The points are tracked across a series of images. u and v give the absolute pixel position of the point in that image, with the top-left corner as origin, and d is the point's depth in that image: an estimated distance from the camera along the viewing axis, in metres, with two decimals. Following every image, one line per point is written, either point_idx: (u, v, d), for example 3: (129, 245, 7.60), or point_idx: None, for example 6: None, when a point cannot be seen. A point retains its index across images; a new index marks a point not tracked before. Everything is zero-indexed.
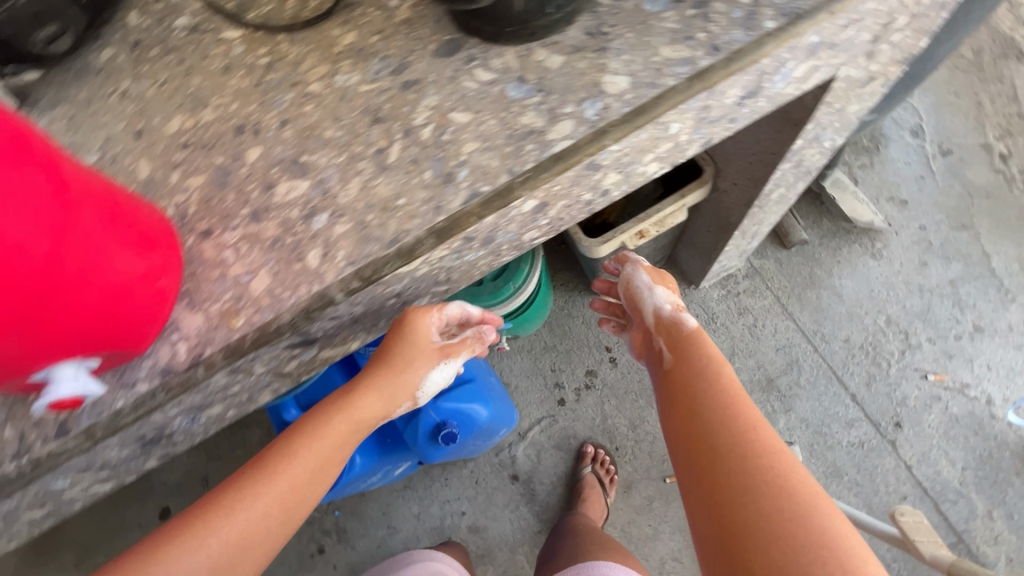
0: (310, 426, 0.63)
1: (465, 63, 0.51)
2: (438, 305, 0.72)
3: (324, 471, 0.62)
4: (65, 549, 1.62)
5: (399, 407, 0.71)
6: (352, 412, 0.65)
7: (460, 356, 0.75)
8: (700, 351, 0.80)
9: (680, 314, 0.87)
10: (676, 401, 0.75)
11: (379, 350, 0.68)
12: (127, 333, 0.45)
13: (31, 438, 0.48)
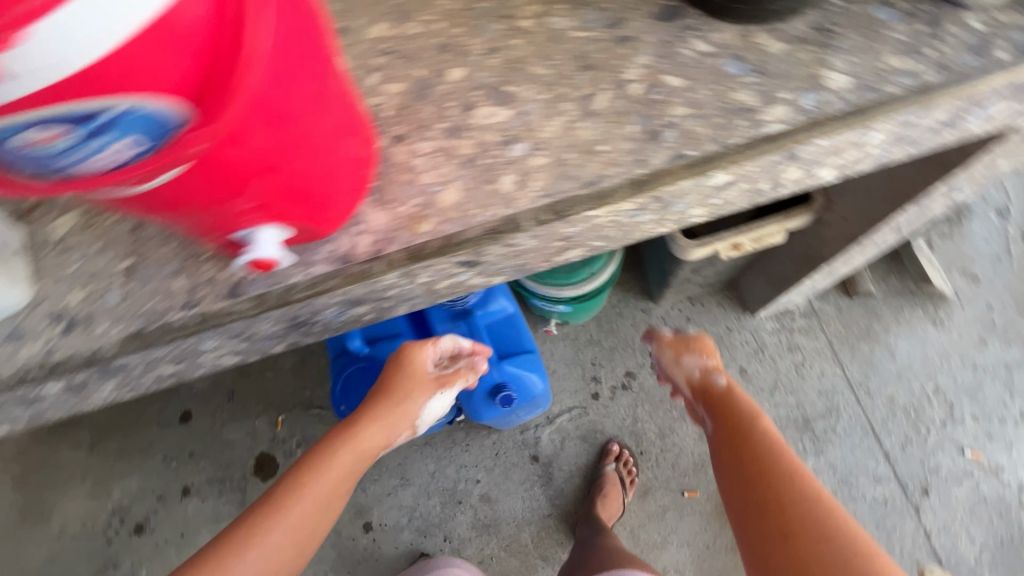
0: (319, 460, 0.75)
1: (683, 31, 0.52)
2: (433, 341, 0.92)
3: (338, 493, 0.75)
4: (82, 429, 1.64)
5: (399, 433, 0.88)
6: (360, 443, 0.79)
7: (453, 385, 0.95)
8: (741, 406, 0.91)
9: (717, 374, 1.00)
10: (725, 450, 0.86)
11: (382, 386, 0.87)
12: (323, 213, 0.46)
13: (202, 293, 0.49)
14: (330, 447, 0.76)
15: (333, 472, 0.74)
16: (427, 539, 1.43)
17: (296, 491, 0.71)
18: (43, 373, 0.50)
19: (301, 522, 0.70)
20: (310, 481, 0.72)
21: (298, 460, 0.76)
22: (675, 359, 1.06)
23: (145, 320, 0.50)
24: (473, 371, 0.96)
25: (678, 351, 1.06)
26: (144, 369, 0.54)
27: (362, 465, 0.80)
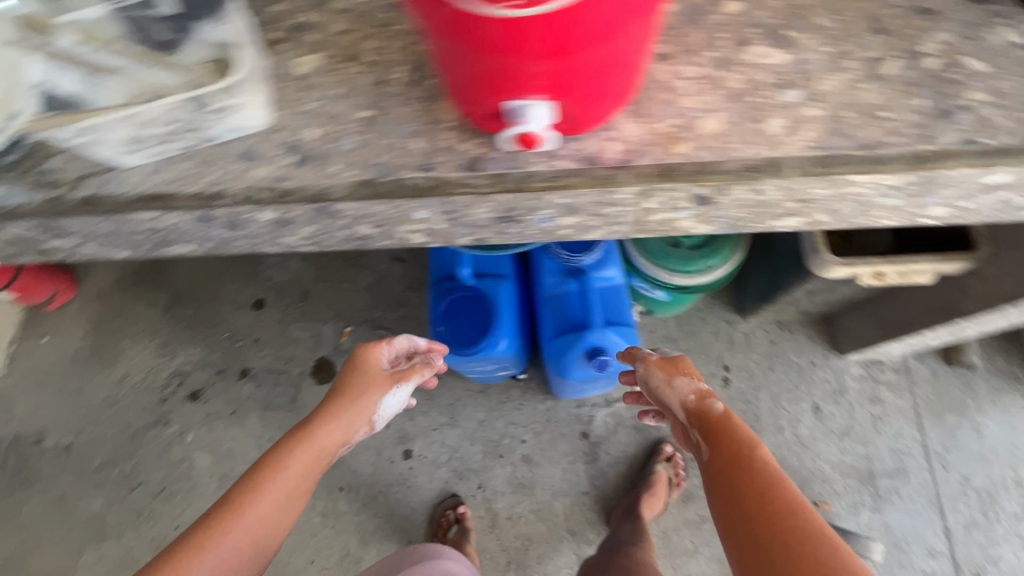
0: (271, 463, 0.79)
1: (991, 17, 0.50)
2: (386, 340, 0.97)
3: (296, 492, 0.79)
4: (164, 289, 1.72)
5: (359, 427, 0.91)
6: (315, 444, 0.83)
7: (414, 379, 0.98)
8: (740, 440, 0.76)
9: (712, 399, 0.84)
10: (727, 498, 0.71)
11: (337, 390, 0.92)
12: (585, 110, 0.46)
13: (440, 159, 0.50)
14: (282, 451, 0.80)
15: (286, 476, 0.78)
16: (461, 482, 1.44)
17: (250, 493, 0.75)
18: (268, 199, 0.51)
19: (258, 523, 0.74)
20: (265, 485, 0.76)
21: (251, 466, 0.79)
22: (667, 382, 0.90)
23: (377, 171, 0.50)
24: (431, 368, 0.99)
25: (668, 375, 0.90)
26: (349, 224, 0.54)
27: (320, 464, 0.84)
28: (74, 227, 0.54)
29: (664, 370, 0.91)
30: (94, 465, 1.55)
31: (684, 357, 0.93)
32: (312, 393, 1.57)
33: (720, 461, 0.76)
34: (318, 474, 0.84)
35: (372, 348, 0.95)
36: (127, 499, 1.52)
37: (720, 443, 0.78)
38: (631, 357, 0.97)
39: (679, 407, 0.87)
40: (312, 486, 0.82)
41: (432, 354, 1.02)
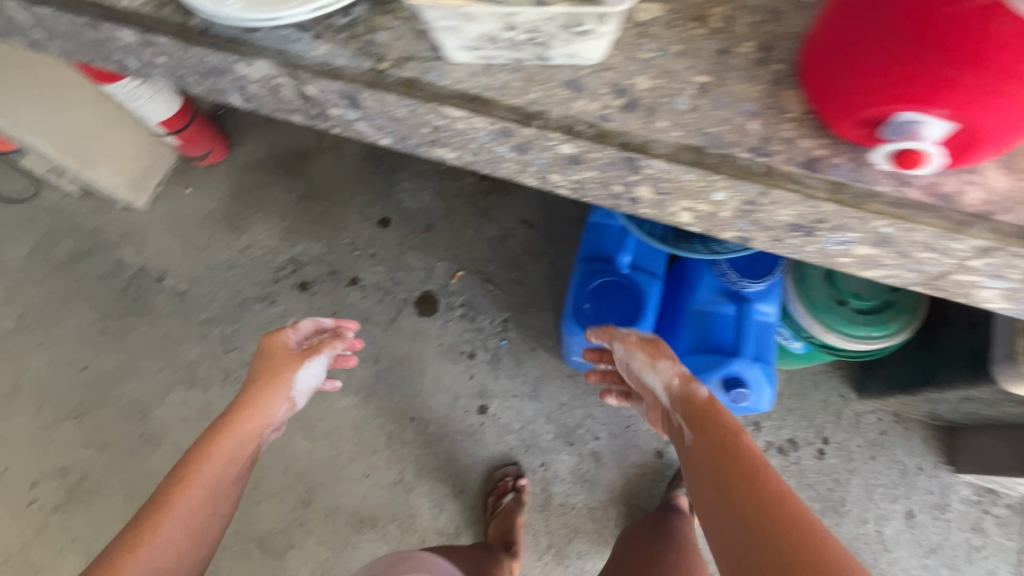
0: (194, 458, 0.85)
1: None
2: (291, 326, 1.05)
3: (225, 479, 0.85)
4: (302, 180, 1.79)
5: (278, 410, 0.99)
6: (236, 431, 0.91)
7: (327, 353, 1.05)
8: (720, 428, 0.79)
9: (690, 385, 0.87)
10: (711, 483, 0.74)
11: (255, 377, 0.99)
12: (966, 143, 0.45)
13: (775, 148, 0.49)
14: (199, 447, 0.86)
15: (212, 467, 0.85)
16: (524, 454, 1.45)
17: (174, 489, 0.81)
18: (582, 133, 0.51)
19: (195, 518, 0.80)
20: (196, 480, 0.82)
21: (173, 466, 0.84)
22: (649, 367, 0.92)
23: (702, 142, 0.49)
24: (339, 342, 1.07)
25: (652, 359, 0.91)
26: (637, 183, 0.54)
27: (246, 449, 0.91)
28: (380, 105, 0.56)
29: (649, 353, 0.92)
30: (200, 317, 1.65)
31: (652, 336, 0.95)
32: (410, 321, 1.59)
33: (703, 449, 0.79)
34: (244, 458, 0.91)
35: (278, 337, 1.04)
36: (221, 358, 1.61)
37: (704, 430, 0.80)
38: (610, 338, 0.99)
39: (662, 391, 0.89)
40: (239, 469, 0.89)
41: (338, 333, 1.08)
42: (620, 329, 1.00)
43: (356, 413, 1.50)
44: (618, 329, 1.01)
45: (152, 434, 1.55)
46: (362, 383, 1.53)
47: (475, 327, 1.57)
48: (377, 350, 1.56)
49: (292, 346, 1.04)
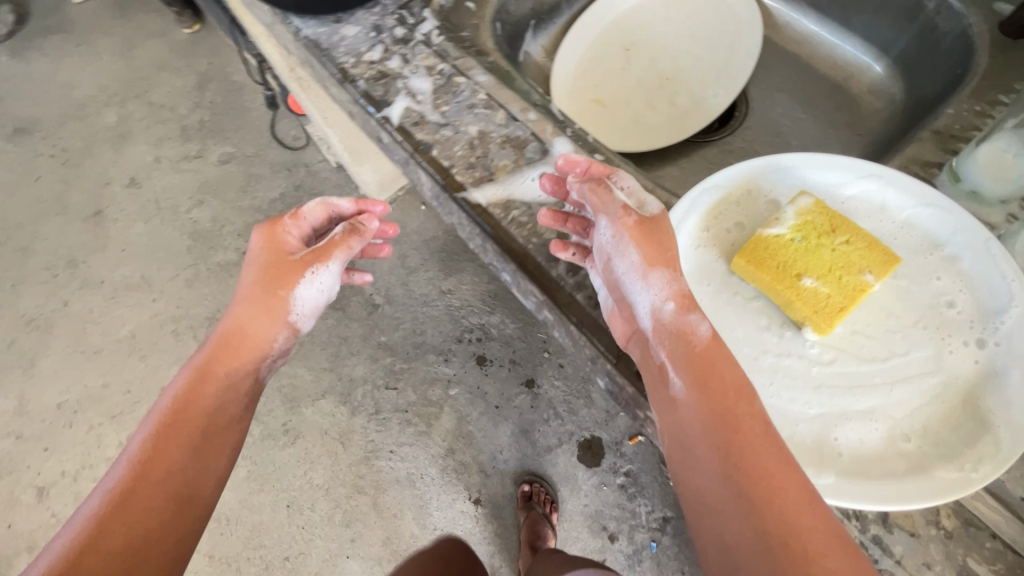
0: (162, 432, 0.48)
1: None
2: (294, 216, 0.60)
3: (195, 465, 0.48)
4: None
5: (270, 338, 0.57)
6: (211, 378, 0.53)
7: (338, 261, 0.58)
8: (723, 369, 0.39)
9: (678, 274, 0.42)
10: (718, 478, 0.36)
11: (250, 291, 0.58)
12: None
13: None
14: (164, 417, 0.49)
15: (190, 447, 0.48)
16: None
17: (128, 488, 0.44)
18: None
19: (157, 549, 0.43)
20: (167, 471, 0.46)
21: (129, 452, 0.47)
22: (635, 277, 0.42)
23: None
24: (354, 242, 0.59)
25: (645, 256, 0.42)
26: None
27: (219, 412, 0.52)
28: None
29: (650, 249, 0.42)
30: (377, 340, 1.60)
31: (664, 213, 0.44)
32: (567, 461, 1.43)
33: (700, 407, 0.38)
34: (229, 426, 0.52)
35: (280, 241, 0.59)
36: (376, 390, 1.55)
37: (694, 368, 0.39)
38: (607, 206, 0.45)
39: (646, 315, 0.42)
40: (219, 444, 0.50)
41: (352, 228, 0.59)
42: (624, 184, 0.47)
43: (474, 527, 1.42)
44: (629, 190, 0.46)
45: (292, 429, 1.53)
46: (493, 499, 1.43)
47: (630, 508, 1.37)
48: (520, 473, 1.44)
49: (295, 250, 0.59)
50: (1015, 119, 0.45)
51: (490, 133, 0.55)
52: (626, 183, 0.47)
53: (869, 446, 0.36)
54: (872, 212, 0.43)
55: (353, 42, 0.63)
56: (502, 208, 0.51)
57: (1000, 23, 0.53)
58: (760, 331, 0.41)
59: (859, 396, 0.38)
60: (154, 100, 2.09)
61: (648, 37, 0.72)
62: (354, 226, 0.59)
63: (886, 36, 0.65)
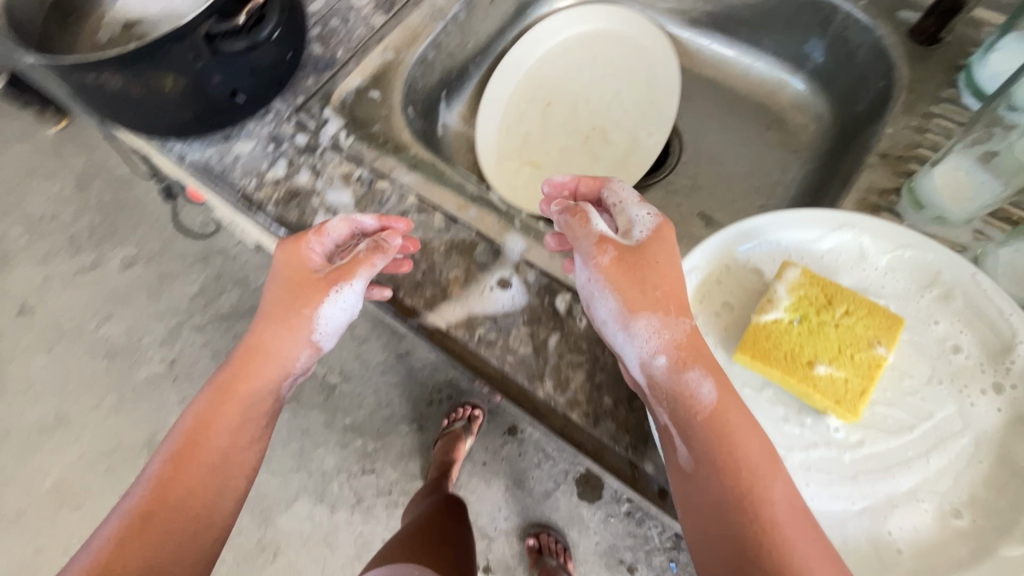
0: (175, 460, 0.42)
1: None
2: (314, 229, 0.46)
3: (204, 503, 0.42)
4: None
5: (288, 366, 0.46)
6: (232, 397, 0.45)
7: (363, 280, 0.45)
8: (736, 435, 0.35)
9: (676, 320, 0.38)
10: (731, 550, 0.34)
11: (271, 305, 0.46)
12: None
13: None
14: (176, 443, 0.43)
15: (198, 482, 0.42)
16: None
17: (137, 521, 0.39)
18: None
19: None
20: (174, 509, 0.41)
21: (151, 470, 0.42)
22: (619, 327, 0.39)
23: None
24: (381, 259, 0.44)
25: (626, 303, 0.39)
26: None
27: (236, 438, 0.44)
28: None
29: (633, 293, 0.39)
30: (343, 424, 1.45)
31: (653, 234, 0.41)
32: (569, 501, 1.36)
33: (712, 479, 0.35)
34: (243, 460, 0.44)
35: (295, 253, 0.46)
36: (354, 478, 1.43)
37: (702, 433, 0.36)
38: (578, 240, 0.41)
39: (635, 369, 0.39)
40: (229, 482, 0.43)
41: (376, 243, 0.44)
42: (617, 197, 0.44)
43: None
44: (620, 204, 0.43)
45: (271, 544, 1.39)
46: (502, 561, 1.37)
47: (641, 534, 1.32)
48: (524, 527, 1.36)
49: (314, 266, 0.46)
50: (964, 139, 0.43)
51: (431, 241, 0.49)
52: (619, 194, 0.44)
53: (926, 534, 0.34)
54: (852, 262, 0.41)
55: (250, 161, 0.55)
56: (464, 327, 0.45)
57: (911, 30, 0.53)
58: (779, 423, 0.37)
59: (896, 475, 0.35)
60: (29, 213, 1.70)
61: (564, 88, 0.71)
62: (376, 243, 0.44)
63: (800, 51, 0.64)
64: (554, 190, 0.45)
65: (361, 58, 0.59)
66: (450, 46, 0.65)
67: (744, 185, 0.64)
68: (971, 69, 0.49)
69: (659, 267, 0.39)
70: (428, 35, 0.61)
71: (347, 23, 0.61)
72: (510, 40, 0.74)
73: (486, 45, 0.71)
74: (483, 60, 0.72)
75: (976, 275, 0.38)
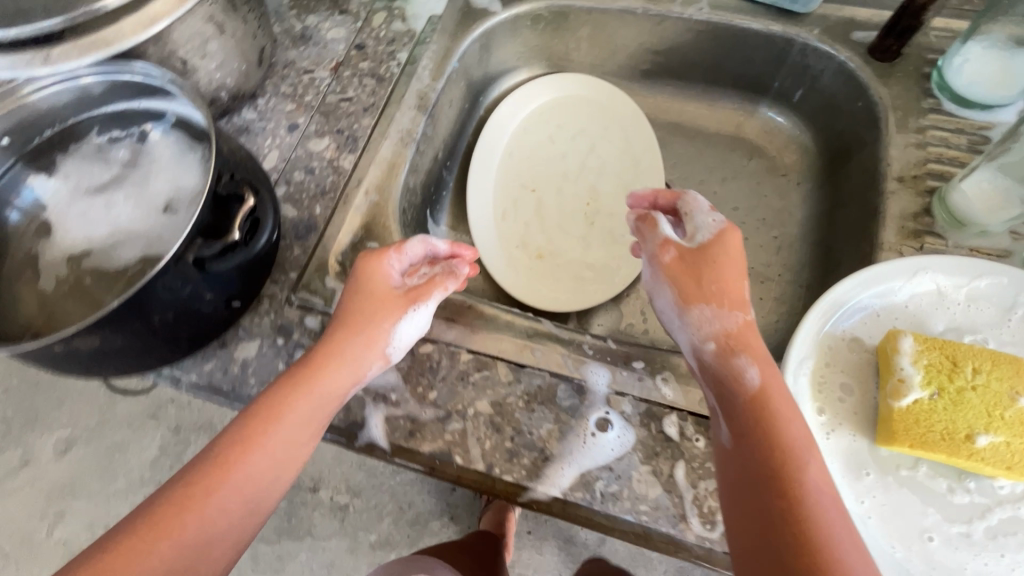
0: (245, 439, 0.38)
1: None
2: (395, 247, 0.46)
3: (252, 498, 0.38)
4: None
5: (354, 377, 0.43)
6: (298, 392, 0.41)
7: (435, 302, 0.45)
8: (784, 422, 0.35)
9: (728, 316, 0.40)
10: (760, 505, 0.33)
11: (344, 316, 0.44)
12: None
13: None
14: (238, 428, 0.39)
15: (251, 473, 0.38)
16: None
17: (191, 492, 0.36)
18: None
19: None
20: (220, 500, 0.36)
21: (214, 444, 0.38)
22: (674, 315, 0.42)
23: None
24: (453, 284, 0.45)
25: (682, 294, 0.42)
26: None
27: (298, 432, 0.40)
28: None
29: (689, 286, 0.41)
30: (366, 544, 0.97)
31: (716, 237, 0.42)
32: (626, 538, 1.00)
33: (752, 452, 0.34)
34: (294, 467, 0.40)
35: (370, 264, 0.45)
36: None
37: (744, 416, 0.36)
38: (646, 242, 0.45)
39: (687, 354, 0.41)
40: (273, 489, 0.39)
41: (448, 269, 0.46)
42: (690, 207, 0.46)
43: None
44: (690, 212, 0.45)
45: None
46: None
47: None
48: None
49: (391, 281, 0.46)
50: (989, 155, 0.45)
51: (506, 400, 0.44)
52: (691, 200, 0.46)
53: None
54: (937, 303, 0.41)
55: (262, 365, 0.48)
56: (582, 487, 0.41)
57: (869, 48, 0.56)
58: (947, 497, 0.36)
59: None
60: None
61: (544, 169, 0.68)
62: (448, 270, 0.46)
63: (759, 82, 0.66)
64: (632, 203, 0.48)
65: (345, 210, 0.54)
66: (424, 163, 0.61)
67: (750, 221, 0.65)
68: (943, 73, 0.52)
69: (717, 263, 0.41)
70: (404, 162, 0.57)
71: (314, 174, 0.56)
72: (471, 133, 0.70)
73: (452, 146, 0.67)
74: (452, 161, 0.68)
75: None
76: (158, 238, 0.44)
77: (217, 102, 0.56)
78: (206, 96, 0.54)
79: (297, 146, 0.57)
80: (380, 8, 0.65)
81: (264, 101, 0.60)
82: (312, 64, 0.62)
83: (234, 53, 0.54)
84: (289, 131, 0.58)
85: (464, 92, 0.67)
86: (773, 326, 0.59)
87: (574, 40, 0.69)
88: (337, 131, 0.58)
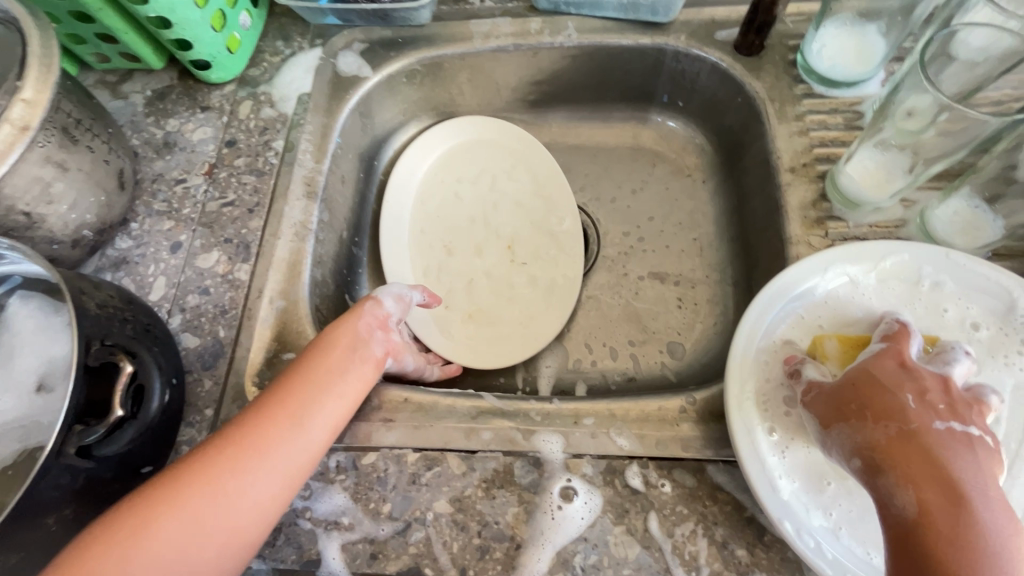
0: (294, 375, 0.42)
1: None
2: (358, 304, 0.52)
3: (305, 421, 0.40)
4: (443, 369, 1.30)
5: (370, 325, 0.47)
6: (334, 338, 0.45)
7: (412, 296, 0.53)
8: (946, 537, 0.28)
9: (873, 427, 0.33)
10: None
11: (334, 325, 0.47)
12: None
13: None
14: (287, 374, 0.42)
15: (303, 398, 0.41)
16: None
17: (258, 412, 0.40)
18: None
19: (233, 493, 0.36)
20: (259, 451, 0.38)
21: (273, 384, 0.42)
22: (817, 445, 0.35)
23: None
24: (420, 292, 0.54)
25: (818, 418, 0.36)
26: None
27: (340, 366, 0.43)
28: None
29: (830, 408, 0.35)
30: None
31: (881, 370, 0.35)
32: None
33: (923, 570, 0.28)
34: (342, 398, 0.42)
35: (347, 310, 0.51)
36: None
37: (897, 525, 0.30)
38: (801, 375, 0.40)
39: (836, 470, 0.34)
40: (319, 430, 0.40)
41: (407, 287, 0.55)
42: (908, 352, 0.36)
43: None
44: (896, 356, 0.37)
45: None
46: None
47: None
48: None
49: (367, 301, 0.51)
50: (862, 136, 0.47)
51: (464, 493, 0.42)
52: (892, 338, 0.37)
53: None
54: (852, 293, 0.42)
55: None
56: (561, 567, 0.39)
57: (735, 45, 0.57)
58: None
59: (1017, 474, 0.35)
60: None
61: (456, 223, 0.66)
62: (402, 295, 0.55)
63: (646, 92, 0.66)
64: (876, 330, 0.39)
65: (251, 327, 0.50)
66: (328, 250, 0.58)
67: (669, 228, 0.65)
68: (807, 59, 0.53)
69: (885, 393, 0.34)
70: (306, 257, 0.54)
71: (210, 294, 0.51)
72: (374, 200, 0.67)
73: (356, 220, 0.64)
74: (360, 236, 0.65)
75: (952, 254, 0.41)
76: (37, 423, 0.39)
77: (81, 242, 0.50)
78: (66, 240, 0.49)
79: (184, 266, 0.53)
80: (244, 97, 0.61)
81: (138, 225, 0.55)
82: (183, 173, 0.57)
83: (87, 186, 0.49)
84: (172, 252, 0.54)
85: (355, 163, 0.64)
86: (713, 330, 0.59)
87: (455, 86, 0.67)
88: (225, 241, 0.54)
